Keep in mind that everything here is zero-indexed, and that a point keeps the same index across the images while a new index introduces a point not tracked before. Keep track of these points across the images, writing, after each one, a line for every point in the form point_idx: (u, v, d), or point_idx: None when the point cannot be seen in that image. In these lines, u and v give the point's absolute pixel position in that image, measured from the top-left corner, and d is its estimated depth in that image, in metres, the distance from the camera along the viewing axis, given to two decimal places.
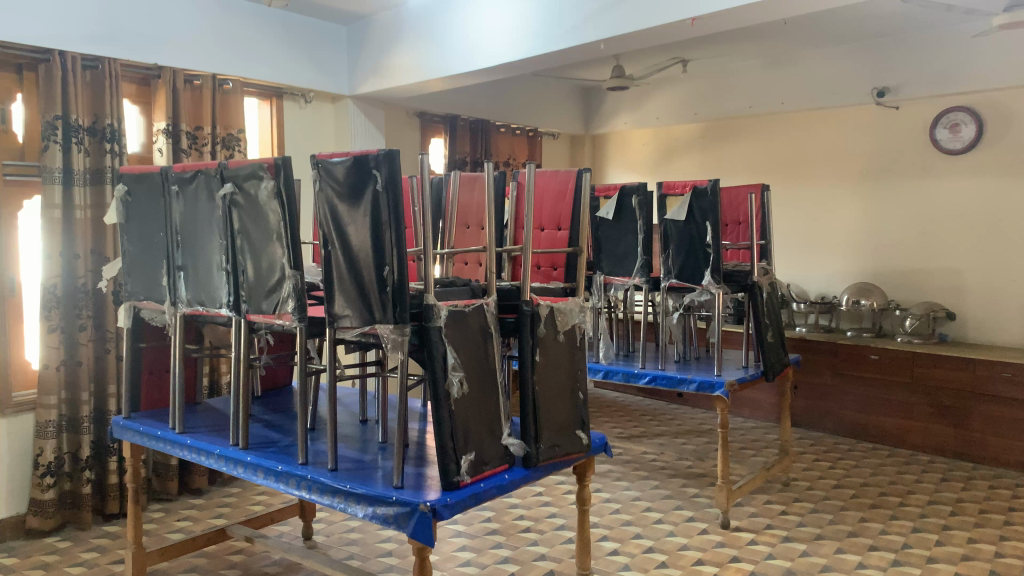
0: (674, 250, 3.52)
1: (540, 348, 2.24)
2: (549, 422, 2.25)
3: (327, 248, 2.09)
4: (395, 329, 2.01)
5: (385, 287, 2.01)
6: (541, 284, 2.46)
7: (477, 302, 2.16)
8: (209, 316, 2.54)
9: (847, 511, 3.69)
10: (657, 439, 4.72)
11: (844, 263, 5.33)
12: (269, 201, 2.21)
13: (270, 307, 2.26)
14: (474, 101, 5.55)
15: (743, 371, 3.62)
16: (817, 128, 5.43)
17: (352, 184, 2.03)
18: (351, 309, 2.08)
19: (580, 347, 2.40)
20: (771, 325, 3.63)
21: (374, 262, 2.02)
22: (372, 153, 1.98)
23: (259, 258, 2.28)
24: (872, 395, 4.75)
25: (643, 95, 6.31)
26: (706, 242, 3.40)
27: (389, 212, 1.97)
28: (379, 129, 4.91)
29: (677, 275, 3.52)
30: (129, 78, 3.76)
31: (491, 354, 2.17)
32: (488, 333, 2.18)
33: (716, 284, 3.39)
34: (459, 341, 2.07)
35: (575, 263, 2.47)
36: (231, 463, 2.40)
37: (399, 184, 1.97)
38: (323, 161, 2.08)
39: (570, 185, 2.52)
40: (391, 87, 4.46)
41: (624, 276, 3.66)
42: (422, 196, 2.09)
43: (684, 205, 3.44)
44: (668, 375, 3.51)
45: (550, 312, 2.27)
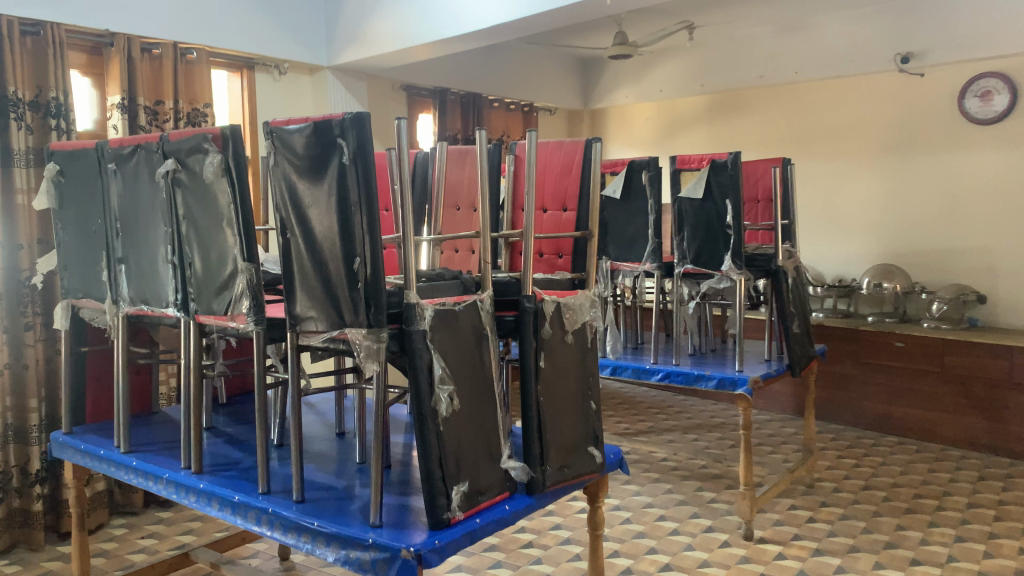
0: (690, 233, 3.15)
1: (545, 351, 1.88)
2: (556, 439, 1.89)
3: (285, 236, 1.72)
4: (370, 334, 1.64)
5: (356, 283, 1.64)
6: (545, 275, 2.07)
7: (470, 298, 1.80)
8: (156, 317, 2.17)
9: (881, 517, 3.35)
10: (667, 436, 4.38)
11: (863, 243, 4.98)
12: (215, 179, 1.83)
13: (223, 308, 1.90)
14: (464, 72, 5.16)
15: (766, 365, 3.26)
16: (834, 99, 5.05)
17: (314, 157, 1.65)
18: (315, 310, 1.72)
19: (592, 348, 2.04)
20: (797, 314, 3.27)
21: (343, 253, 1.65)
22: (336, 117, 1.60)
23: (208, 248, 1.91)
24: (897, 386, 4.41)
25: (645, 66, 5.92)
26: (726, 222, 3.04)
27: (358, 191, 1.60)
28: (362, 103, 4.52)
29: (693, 260, 3.16)
30: (77, 47, 3.37)
31: (487, 361, 1.82)
32: (483, 336, 1.82)
33: (737, 270, 3.04)
34: (448, 347, 1.71)
35: (584, 249, 2.10)
36: (182, 490, 2.03)
37: (371, 156, 1.59)
38: (277, 129, 1.70)
39: (576, 158, 2.15)
40: (372, 56, 4.06)
41: (633, 262, 3.29)
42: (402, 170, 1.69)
43: (701, 181, 3.07)
44: (684, 372, 3.15)
45: (557, 308, 1.91)
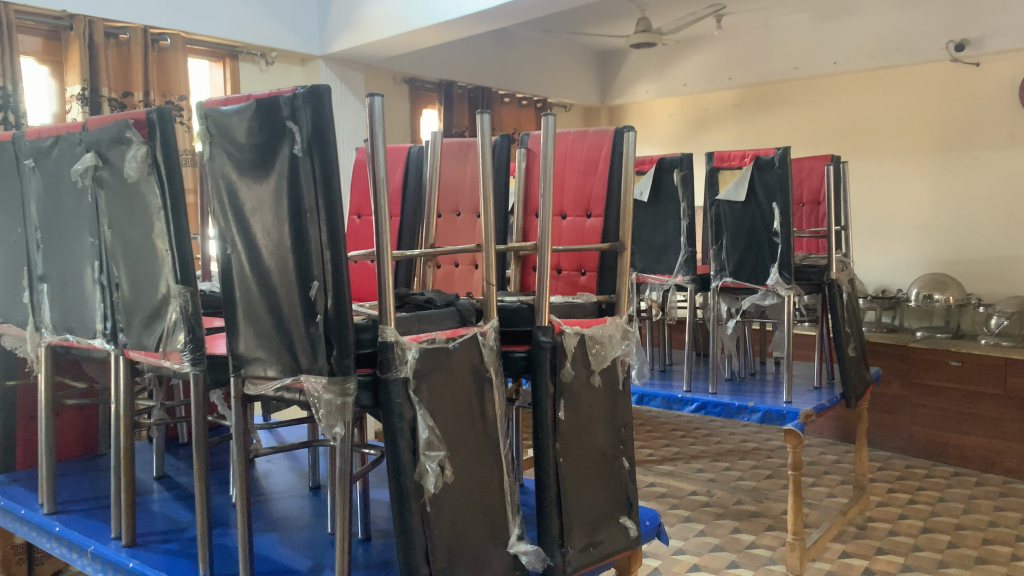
0: (729, 241, 2.73)
1: (565, 399, 1.46)
2: (580, 511, 1.47)
3: (226, 252, 1.32)
4: (332, 384, 1.23)
5: (314, 316, 1.23)
6: (564, 298, 1.64)
7: (468, 332, 1.38)
8: (83, 350, 1.75)
9: (950, 569, 2.87)
10: (695, 465, 3.94)
11: (909, 251, 4.53)
12: (140, 178, 1.41)
13: (154, 343, 1.48)
14: (473, 64, 4.75)
15: (817, 394, 2.80)
16: (877, 92, 4.61)
17: (259, 146, 1.24)
18: (263, 349, 1.31)
19: (625, 390, 1.62)
20: (853, 335, 2.84)
21: (297, 275, 1.23)
22: (285, 93, 1.19)
23: (136, 266, 1.50)
24: (949, 410, 3.94)
25: (668, 58, 5.51)
26: (772, 229, 2.61)
27: (315, 192, 1.19)
28: (359, 97, 4.12)
29: (733, 272, 2.74)
30: (33, 29, 2.98)
31: (491, 414, 1.40)
32: (485, 380, 1.40)
33: (785, 284, 2.61)
34: (438, 401, 1.30)
35: (614, 266, 1.68)
36: (109, 568, 1.61)
37: (331, 144, 1.18)
38: (212, 110, 1.29)
39: (603, 151, 1.74)
40: (368, 45, 3.66)
41: (663, 275, 2.88)
42: (377, 164, 1.26)
43: (743, 181, 2.65)
44: (722, 404, 2.72)
45: (580, 342, 1.49)
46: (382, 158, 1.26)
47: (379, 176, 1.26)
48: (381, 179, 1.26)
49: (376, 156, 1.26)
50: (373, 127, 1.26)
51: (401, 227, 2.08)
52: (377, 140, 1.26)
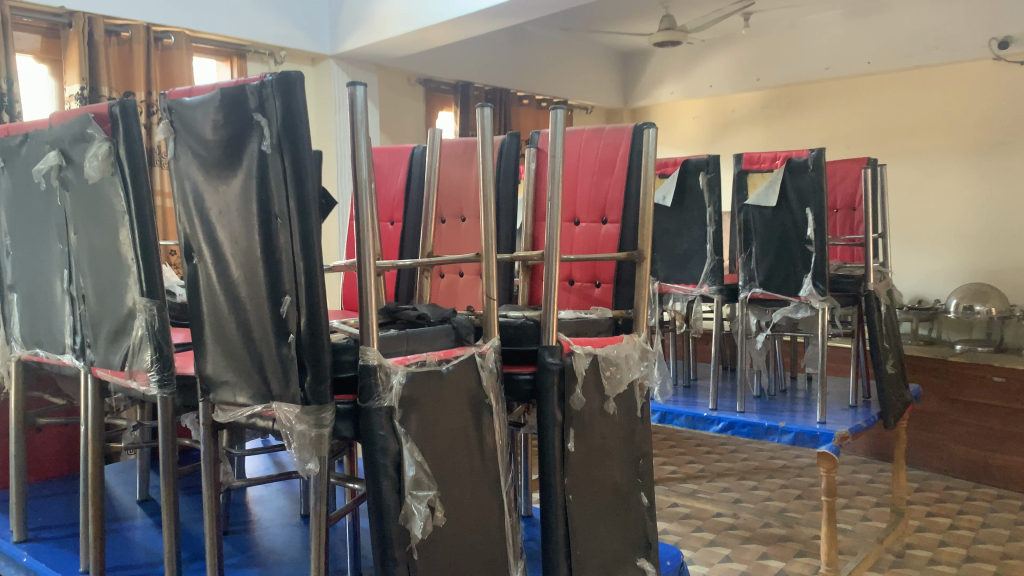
0: (759, 249, 2.55)
1: (574, 427, 1.30)
2: (591, 555, 1.31)
3: (192, 262, 1.17)
4: (306, 413, 1.08)
5: (285, 335, 1.08)
6: (575, 313, 1.48)
7: (465, 352, 1.22)
8: (53, 366, 1.62)
9: None
10: (719, 484, 3.75)
11: (947, 260, 4.31)
12: (102, 179, 1.27)
13: (120, 361, 1.34)
14: (490, 64, 4.61)
15: (852, 414, 2.60)
16: (914, 93, 4.39)
17: (225, 142, 1.09)
18: (232, 371, 1.16)
19: (644, 416, 1.45)
20: (891, 351, 2.64)
21: (267, 288, 1.09)
22: (252, 82, 1.04)
23: (102, 276, 1.36)
24: (990, 430, 3.69)
25: (693, 58, 5.32)
26: (805, 237, 2.43)
27: (286, 195, 1.04)
28: (372, 98, 3.99)
29: (763, 283, 2.56)
30: (31, 27, 2.88)
31: (490, 445, 1.24)
32: (484, 407, 1.24)
33: (819, 296, 2.43)
34: (428, 433, 1.14)
35: (631, 278, 1.52)
36: None
37: (303, 139, 1.03)
38: (175, 102, 1.14)
39: (620, 150, 1.58)
40: (379, 43, 3.52)
41: (687, 285, 2.70)
42: (358, 161, 1.10)
43: (774, 185, 2.47)
44: (750, 423, 2.55)
45: (592, 363, 1.33)
46: (365, 155, 1.11)
47: (360, 175, 1.10)
48: (363, 178, 1.10)
49: (357, 152, 1.10)
50: (354, 120, 1.10)
51: (403, 234, 1.93)
52: (358, 135, 1.10)
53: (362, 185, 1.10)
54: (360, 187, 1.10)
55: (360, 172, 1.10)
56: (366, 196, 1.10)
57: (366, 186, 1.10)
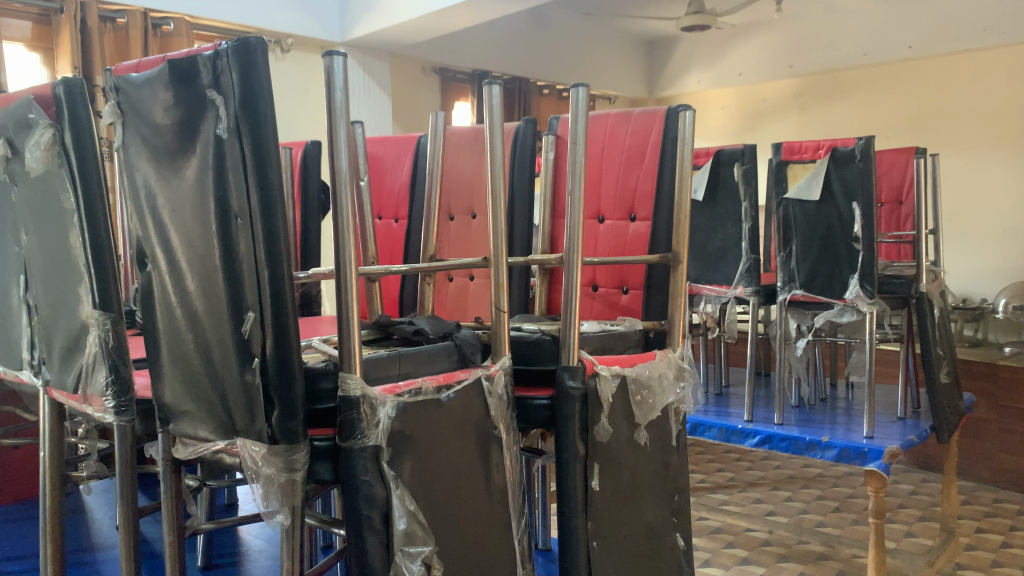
0: (800, 247, 2.33)
1: (600, 462, 1.11)
2: None
3: (146, 269, 0.99)
4: (275, 456, 0.88)
5: (250, 359, 0.89)
6: (600, 325, 1.28)
7: (469, 375, 1.04)
8: (14, 382, 1.45)
9: None
10: (751, 495, 3.53)
11: (994, 256, 4.05)
12: (49, 172, 1.09)
13: (74, 384, 1.16)
14: (507, 52, 4.42)
15: (901, 427, 2.37)
16: (958, 79, 4.14)
17: (176, 124, 0.90)
18: (192, 400, 0.97)
19: (680, 445, 1.25)
20: (945, 358, 2.41)
21: (227, 304, 0.90)
22: (206, 51, 0.85)
23: (53, 284, 1.18)
24: None
25: (721, 46, 5.10)
26: (852, 233, 2.21)
27: (248, 188, 0.85)
28: (383, 88, 3.80)
29: (804, 284, 2.34)
30: (21, 13, 2.72)
31: (499, 485, 1.05)
32: (493, 439, 1.05)
33: (867, 298, 2.21)
34: (427, 474, 0.96)
35: (666, 283, 1.32)
36: None
37: (265, 119, 0.84)
38: (120, 80, 0.95)
39: (650, 136, 1.38)
40: (390, 30, 3.34)
41: (720, 286, 2.50)
42: (336, 149, 0.90)
43: (817, 177, 2.26)
44: (789, 437, 2.34)
45: (621, 386, 1.14)
46: (344, 141, 0.91)
47: (338, 165, 0.90)
48: (342, 170, 0.90)
49: (335, 138, 0.90)
50: (331, 99, 0.90)
51: (408, 234, 1.74)
52: (336, 117, 0.90)
53: (341, 179, 0.90)
54: (338, 182, 0.90)
55: (339, 162, 0.90)
56: (346, 192, 0.90)
57: (346, 181, 0.90)
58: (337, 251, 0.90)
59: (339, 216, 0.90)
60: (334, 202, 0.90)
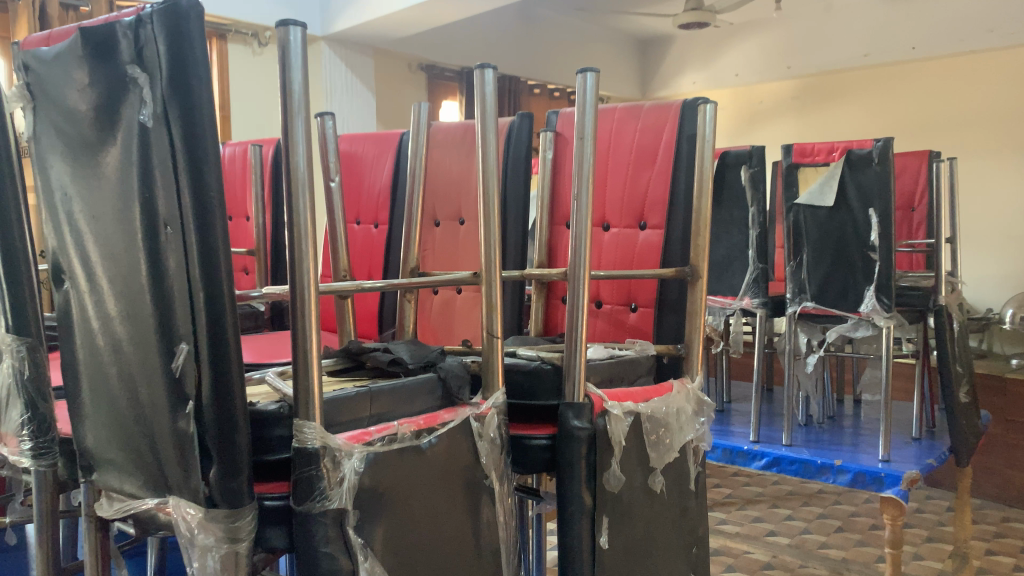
0: (810, 256, 2.17)
1: (610, 514, 0.94)
2: None
3: (61, 286, 0.81)
4: (214, 523, 0.71)
5: (183, 400, 0.71)
6: (607, 348, 1.11)
7: (456, 415, 0.87)
8: None
9: None
10: (750, 513, 3.32)
11: (999, 264, 3.91)
12: None
13: None
14: (497, 50, 4.25)
15: (918, 449, 2.20)
16: (962, 81, 4.02)
17: (90, 112, 0.72)
18: (118, 447, 0.80)
19: (698, 490, 1.08)
20: (964, 375, 2.25)
21: (155, 331, 0.72)
22: (126, 17, 0.67)
23: None
24: None
25: (718, 46, 4.97)
26: (868, 241, 2.06)
27: (178, 188, 0.67)
28: (366, 85, 3.62)
29: (816, 296, 2.18)
30: None
31: (489, 545, 0.88)
32: (484, 490, 0.88)
33: (885, 312, 2.05)
34: (403, 539, 0.78)
35: (682, 300, 1.17)
36: None
37: (197, 104, 0.66)
38: (29, 56, 0.77)
39: (665, 132, 1.21)
40: (371, 22, 3.17)
41: (727, 297, 2.35)
42: (292, 146, 0.72)
43: (831, 182, 2.10)
44: (798, 459, 2.18)
45: (634, 423, 0.97)
46: (303, 137, 0.72)
47: (295, 166, 0.72)
48: (299, 173, 0.72)
49: (291, 132, 0.72)
50: (286, 83, 0.72)
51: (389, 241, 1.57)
52: (292, 107, 0.72)
53: (298, 183, 0.72)
54: (294, 186, 0.72)
55: (297, 163, 0.72)
56: (305, 198, 0.72)
57: (305, 184, 0.72)
58: (294, 272, 0.72)
59: (295, 228, 0.72)
60: (289, 211, 0.72)
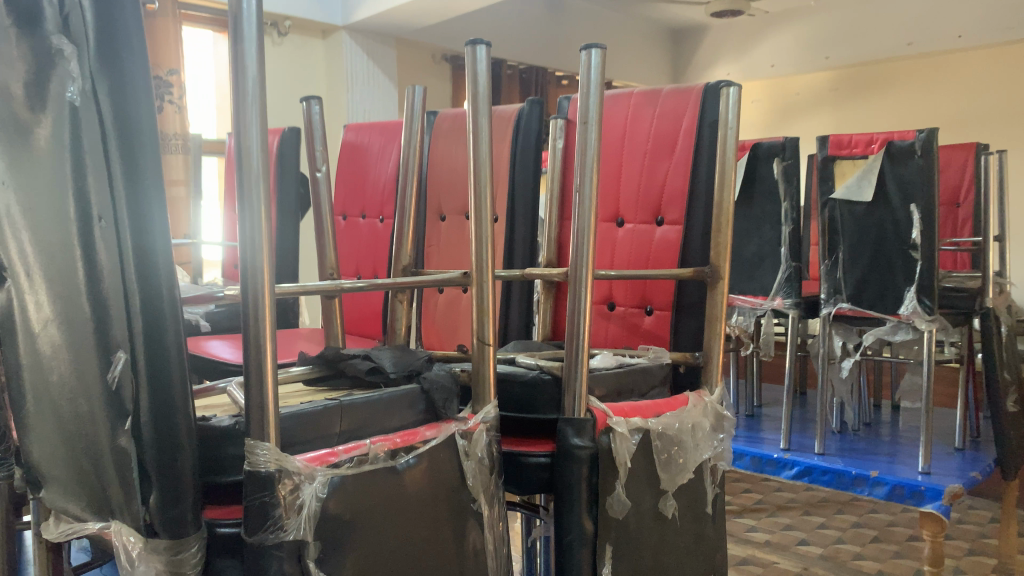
0: (847, 255, 2.05)
1: (615, 543, 0.84)
2: None
3: None
4: (158, 554, 0.63)
5: (121, 417, 0.63)
6: (616, 356, 1.01)
7: (439, 432, 0.78)
8: None
9: None
10: (782, 520, 3.14)
11: None
12: None
13: None
14: (524, 40, 4.15)
15: (961, 460, 2.07)
16: (1012, 72, 3.83)
17: None
18: None
19: (715, 514, 0.98)
20: (1012, 382, 2.11)
21: (87, 339, 0.62)
22: None
23: None
24: None
25: (754, 35, 4.81)
26: (909, 239, 1.93)
27: (112, 179, 0.60)
28: (389, 76, 3.54)
29: (853, 297, 2.06)
30: None
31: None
32: (471, 516, 0.79)
33: (927, 315, 1.92)
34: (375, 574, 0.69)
35: (703, 302, 1.07)
36: None
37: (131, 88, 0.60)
38: None
39: (684, 119, 1.11)
40: (393, 11, 3.09)
41: (757, 297, 2.23)
42: (244, 133, 0.63)
43: (869, 176, 1.97)
44: (831, 470, 2.06)
45: (644, 441, 0.87)
46: (257, 123, 0.64)
47: (246, 158, 0.63)
48: (252, 166, 0.63)
49: (243, 119, 0.63)
50: (237, 64, 0.63)
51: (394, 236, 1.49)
52: (245, 91, 0.63)
53: (250, 176, 0.63)
54: (246, 180, 0.63)
55: (249, 154, 0.63)
56: (257, 192, 0.63)
57: (259, 178, 0.64)
58: (246, 274, 0.63)
59: (248, 225, 0.63)
60: (241, 207, 0.64)
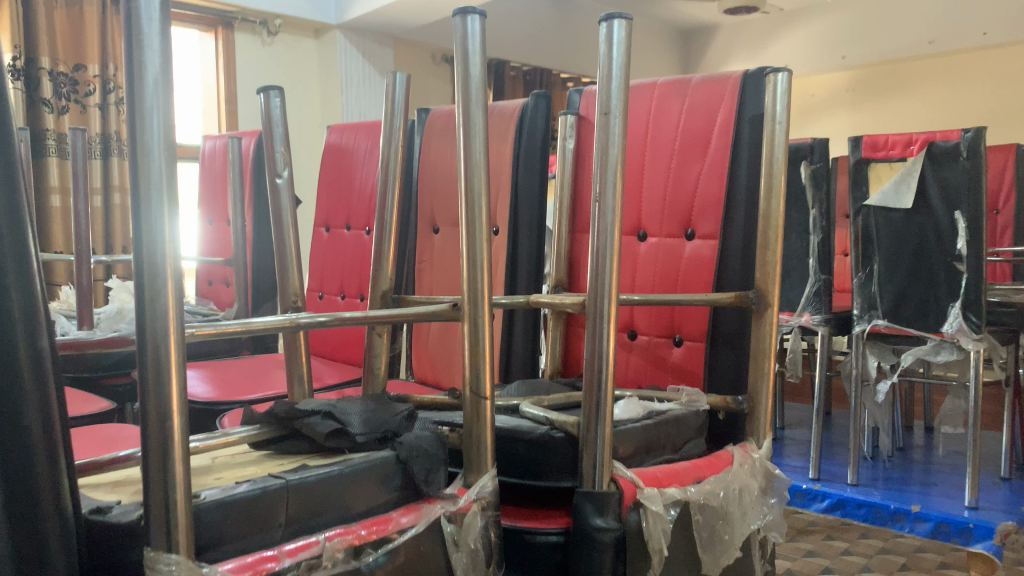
0: (883, 267, 1.86)
1: None
2: None
3: None
4: None
5: None
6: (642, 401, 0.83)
7: (421, 517, 0.60)
8: None
9: None
10: None
11: None
12: None
13: None
14: (527, 39, 3.98)
15: (1011, 493, 1.87)
16: None
17: None
18: None
19: None
20: None
21: None
22: None
23: None
24: None
25: (767, 35, 4.63)
26: (953, 250, 1.74)
27: None
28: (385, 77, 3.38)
29: (890, 313, 1.87)
30: None
31: None
32: None
33: (974, 333, 1.73)
34: None
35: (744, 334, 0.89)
36: None
37: None
38: None
39: (719, 113, 0.93)
40: (388, 8, 2.92)
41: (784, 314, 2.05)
42: (141, 129, 0.45)
43: (909, 181, 1.79)
44: (866, 503, 1.87)
45: (681, 516, 0.69)
46: (160, 113, 0.46)
47: (145, 161, 0.45)
48: (152, 170, 0.45)
49: (140, 108, 0.45)
50: (131, 32, 0.45)
51: None
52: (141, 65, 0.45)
53: (149, 187, 0.45)
54: (143, 194, 0.45)
55: (149, 159, 0.45)
56: (159, 207, 0.46)
57: (163, 191, 0.46)
58: (143, 320, 0.46)
59: (145, 254, 0.45)
60: (136, 227, 0.46)
